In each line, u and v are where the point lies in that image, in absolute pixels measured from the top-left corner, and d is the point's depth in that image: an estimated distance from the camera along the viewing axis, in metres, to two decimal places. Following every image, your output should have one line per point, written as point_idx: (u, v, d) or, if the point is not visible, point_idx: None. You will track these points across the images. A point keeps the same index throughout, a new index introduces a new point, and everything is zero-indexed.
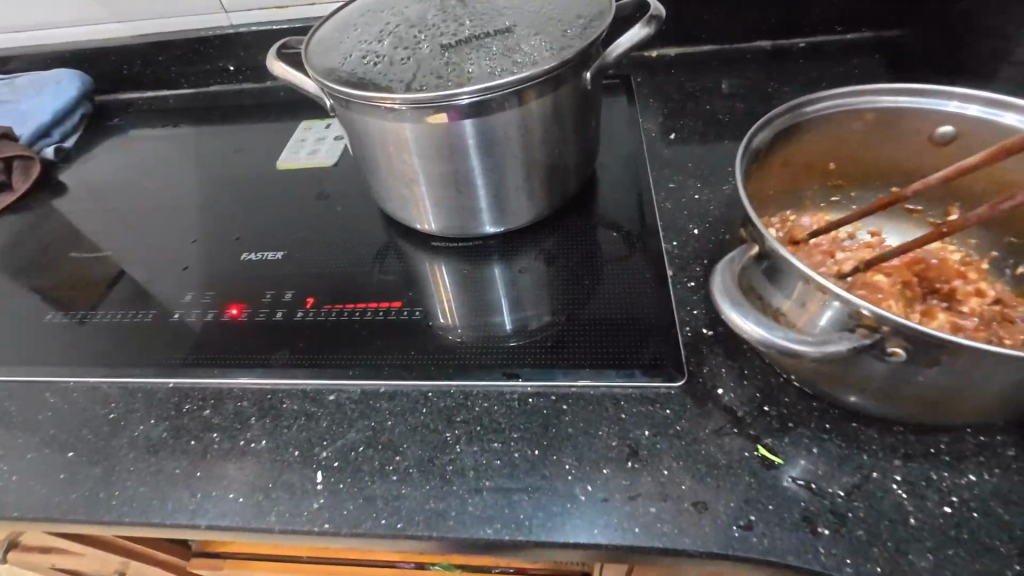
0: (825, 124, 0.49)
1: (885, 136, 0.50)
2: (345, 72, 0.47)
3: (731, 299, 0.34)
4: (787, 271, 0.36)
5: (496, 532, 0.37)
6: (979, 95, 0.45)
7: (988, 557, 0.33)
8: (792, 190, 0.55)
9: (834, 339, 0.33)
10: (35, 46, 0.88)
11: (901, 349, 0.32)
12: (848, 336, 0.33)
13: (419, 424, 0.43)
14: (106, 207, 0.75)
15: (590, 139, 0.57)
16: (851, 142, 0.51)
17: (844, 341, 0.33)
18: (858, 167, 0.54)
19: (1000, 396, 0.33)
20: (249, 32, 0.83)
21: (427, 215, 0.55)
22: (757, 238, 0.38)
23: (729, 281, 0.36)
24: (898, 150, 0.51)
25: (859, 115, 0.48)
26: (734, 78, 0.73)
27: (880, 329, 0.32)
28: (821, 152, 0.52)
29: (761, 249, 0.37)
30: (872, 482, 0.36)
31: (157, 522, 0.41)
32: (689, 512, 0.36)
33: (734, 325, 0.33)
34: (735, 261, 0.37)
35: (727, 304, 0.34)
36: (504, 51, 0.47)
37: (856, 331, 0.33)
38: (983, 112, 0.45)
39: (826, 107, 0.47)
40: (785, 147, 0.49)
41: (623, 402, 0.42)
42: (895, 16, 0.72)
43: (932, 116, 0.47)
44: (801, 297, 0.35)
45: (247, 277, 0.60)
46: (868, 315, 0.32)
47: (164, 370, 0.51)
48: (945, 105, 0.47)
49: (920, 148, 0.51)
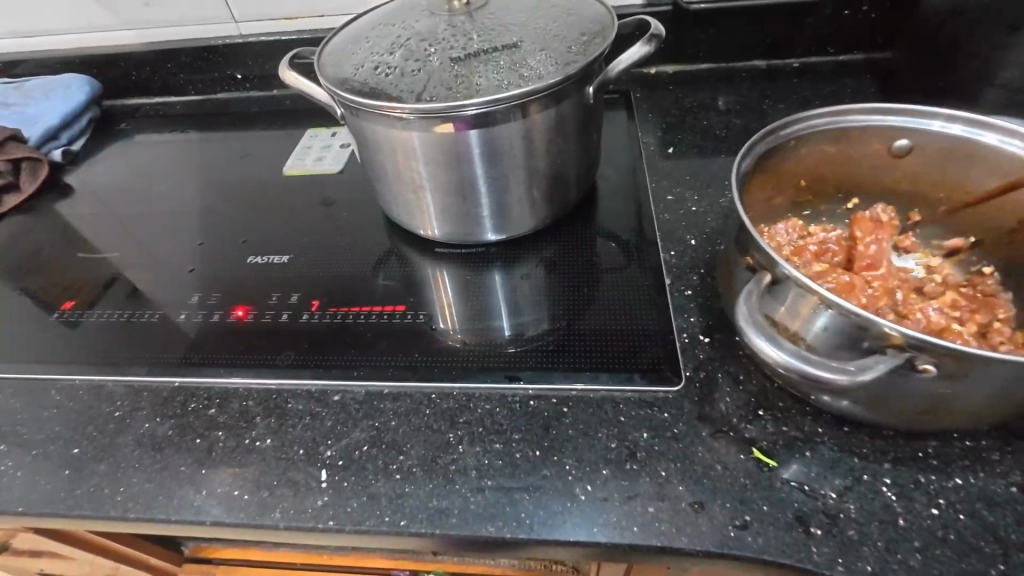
0: (812, 142, 0.50)
1: (860, 151, 0.52)
2: (358, 83, 0.49)
3: (763, 334, 0.35)
4: (804, 295, 0.36)
5: (497, 530, 0.38)
6: (960, 116, 0.48)
7: (974, 557, 0.34)
8: (776, 203, 0.56)
9: (870, 364, 0.34)
10: (44, 50, 0.89)
11: (931, 365, 0.33)
12: (881, 358, 0.34)
13: (423, 424, 0.44)
14: (112, 208, 0.76)
15: (592, 151, 0.58)
16: (831, 158, 0.53)
17: (880, 364, 0.34)
18: (833, 180, 0.56)
19: (981, 400, 0.34)
20: (257, 41, 0.85)
21: (432, 221, 0.57)
22: (769, 263, 0.38)
23: (758, 316, 0.36)
24: (872, 163, 0.53)
25: (844, 134, 0.50)
26: (730, 95, 0.75)
27: (909, 348, 0.33)
28: (803, 168, 0.53)
29: (774, 275, 0.38)
30: (863, 484, 0.38)
31: (162, 518, 0.41)
32: (686, 512, 0.37)
33: (770, 360, 0.34)
34: (755, 291, 0.38)
35: (759, 339, 0.35)
36: (512, 65, 0.49)
37: (886, 351, 0.34)
38: (965, 131, 0.48)
39: (810, 128, 0.49)
40: (772, 164, 0.50)
41: (622, 405, 0.44)
42: (884, 39, 0.75)
43: (909, 134, 0.50)
44: (822, 319, 0.36)
45: (252, 280, 0.61)
46: (896, 335, 0.33)
47: (170, 369, 0.51)
48: (928, 125, 0.49)
49: (891, 160, 0.53)
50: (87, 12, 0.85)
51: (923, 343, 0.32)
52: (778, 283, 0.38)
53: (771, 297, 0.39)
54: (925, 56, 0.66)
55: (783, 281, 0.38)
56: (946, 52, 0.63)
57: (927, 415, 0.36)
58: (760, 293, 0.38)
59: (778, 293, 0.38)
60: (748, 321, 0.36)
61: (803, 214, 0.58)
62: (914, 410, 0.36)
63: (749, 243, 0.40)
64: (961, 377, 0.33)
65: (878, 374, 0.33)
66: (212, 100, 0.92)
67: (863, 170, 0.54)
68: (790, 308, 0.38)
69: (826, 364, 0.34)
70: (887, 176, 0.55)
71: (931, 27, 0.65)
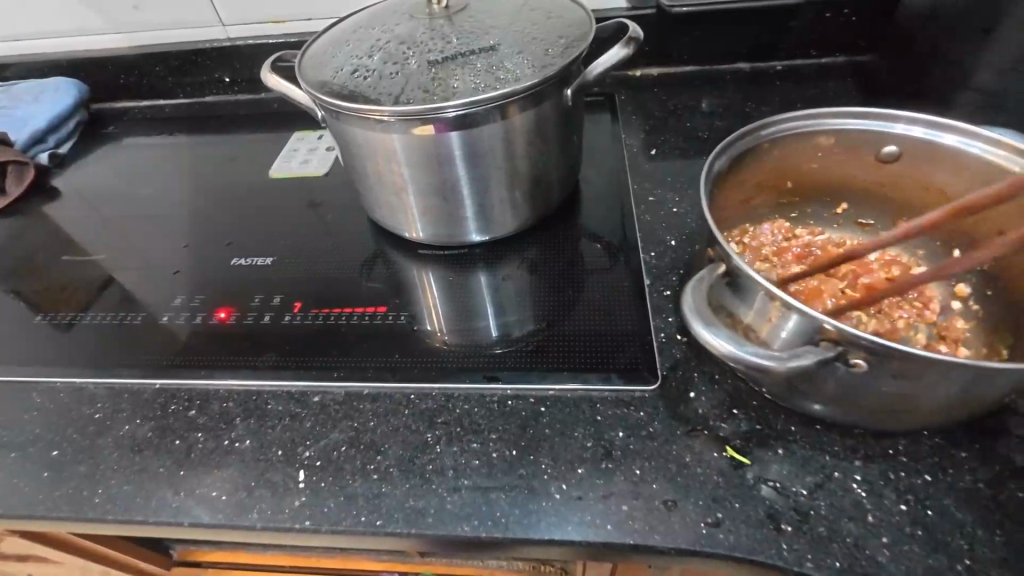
0: (787, 144, 0.51)
1: (840, 156, 0.53)
2: (337, 85, 0.49)
3: (703, 320, 0.36)
4: (756, 292, 0.37)
5: (473, 529, 0.38)
6: (922, 118, 0.48)
7: (941, 552, 0.34)
8: (759, 206, 0.57)
9: (801, 355, 0.35)
10: (31, 54, 0.89)
11: (863, 360, 0.34)
12: (814, 350, 0.35)
13: (401, 424, 0.44)
14: (98, 212, 0.76)
15: (573, 153, 0.59)
16: (810, 162, 0.54)
17: (811, 355, 0.34)
18: (817, 183, 0.57)
19: (942, 400, 0.35)
20: (245, 44, 0.85)
21: (415, 223, 0.57)
22: (725, 256, 0.39)
23: (704, 306, 0.37)
24: (851, 167, 0.54)
25: (817, 136, 0.51)
26: (713, 97, 0.76)
27: (842, 342, 0.34)
28: (783, 172, 0.54)
29: (728, 269, 0.39)
30: (834, 481, 0.38)
31: (140, 519, 0.42)
32: (659, 510, 0.38)
33: (707, 344, 0.35)
34: (706, 281, 0.39)
35: (699, 325, 0.36)
36: (488, 68, 0.49)
37: (820, 344, 0.35)
38: (927, 133, 0.48)
39: (780, 131, 0.49)
40: (748, 168, 0.51)
41: (600, 405, 0.44)
42: (866, 42, 0.76)
43: (880, 137, 0.50)
44: (769, 313, 0.37)
45: (237, 282, 0.62)
46: (831, 330, 0.34)
47: (151, 371, 0.51)
48: (893, 127, 0.49)
49: (873, 164, 0.53)
50: (75, 15, 0.85)
51: (853, 337, 0.33)
52: (730, 277, 0.39)
53: (726, 290, 0.39)
54: (904, 59, 0.67)
55: (734, 274, 0.38)
56: (925, 55, 0.63)
57: (895, 413, 0.37)
58: (711, 284, 0.39)
59: (732, 285, 0.39)
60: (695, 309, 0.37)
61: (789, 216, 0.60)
62: (879, 408, 0.37)
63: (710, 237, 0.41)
64: (921, 376, 0.34)
65: (808, 364, 0.34)
66: (200, 103, 0.93)
67: (846, 173, 0.55)
68: (758, 312, 0.37)
69: (760, 351, 0.34)
70: (871, 180, 0.55)
71: (911, 30, 0.65)
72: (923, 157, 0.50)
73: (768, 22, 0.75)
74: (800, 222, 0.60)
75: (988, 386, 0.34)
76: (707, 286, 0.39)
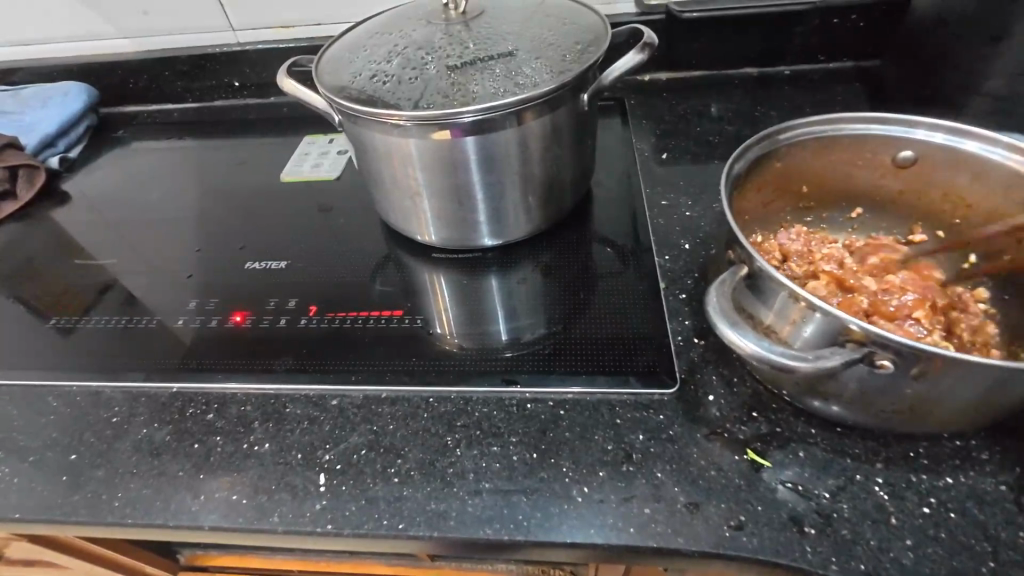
0: (805, 148, 0.51)
1: (860, 160, 0.54)
2: (355, 90, 0.50)
3: (729, 320, 0.36)
4: (779, 292, 0.37)
5: (495, 533, 0.38)
6: (943, 124, 0.48)
7: (964, 555, 0.34)
8: (777, 209, 0.57)
9: (826, 355, 0.35)
10: (41, 59, 0.89)
11: (889, 362, 0.34)
12: (840, 351, 0.35)
13: (421, 428, 0.44)
14: (109, 215, 0.76)
15: (586, 157, 0.59)
16: (828, 166, 0.54)
17: (836, 356, 0.35)
18: (835, 187, 0.57)
19: (963, 403, 0.35)
20: (255, 49, 0.85)
21: (430, 227, 0.57)
22: (747, 257, 0.39)
23: (727, 306, 0.37)
24: (867, 171, 0.55)
25: (835, 140, 0.51)
26: (723, 102, 0.76)
27: (869, 343, 0.34)
28: (802, 175, 0.54)
29: (750, 269, 0.39)
30: (855, 484, 0.38)
31: (160, 523, 0.41)
32: (682, 512, 0.38)
33: (733, 344, 0.35)
34: (729, 281, 0.39)
35: (725, 324, 0.36)
36: (507, 73, 0.50)
37: (846, 345, 0.35)
38: (947, 139, 0.49)
39: (799, 135, 0.50)
40: (767, 171, 0.51)
41: (619, 408, 0.44)
42: (873, 47, 0.76)
43: (898, 142, 0.51)
44: (791, 314, 0.37)
45: (251, 286, 0.62)
46: (857, 331, 0.34)
47: (167, 375, 0.51)
48: (912, 133, 0.50)
49: (892, 169, 0.54)
50: (85, 20, 0.85)
51: (879, 338, 0.33)
52: (752, 277, 0.39)
53: (748, 291, 0.40)
54: (912, 65, 0.67)
55: (757, 275, 0.39)
56: (933, 60, 0.64)
57: (916, 416, 0.37)
58: (734, 283, 0.39)
59: (755, 286, 0.39)
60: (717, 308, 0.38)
61: (804, 219, 0.60)
62: (899, 411, 0.37)
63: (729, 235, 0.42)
64: (947, 381, 0.34)
65: (834, 365, 0.34)
66: (209, 108, 0.93)
67: (864, 179, 0.56)
68: (778, 313, 0.38)
69: (785, 352, 0.35)
70: (890, 186, 0.56)
71: (919, 36, 0.66)
72: (940, 163, 0.51)
73: (776, 27, 0.76)
74: (816, 226, 0.60)
75: (1009, 389, 0.34)
76: (730, 286, 0.39)
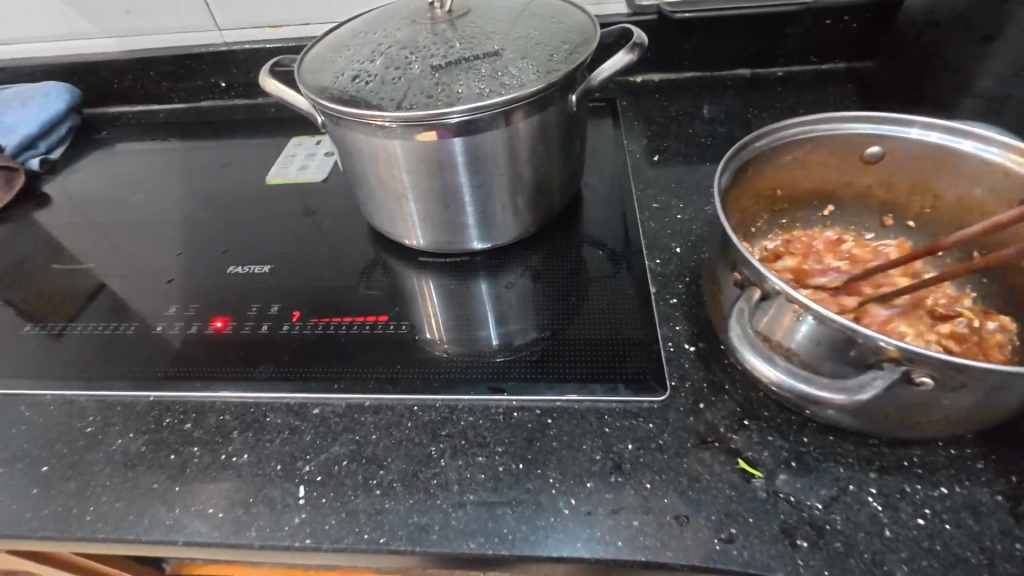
0: (789, 151, 0.50)
1: (844, 160, 0.53)
2: (337, 91, 0.49)
3: (759, 352, 0.36)
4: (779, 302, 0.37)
5: (479, 547, 0.37)
6: (939, 124, 0.47)
7: (960, 567, 0.34)
8: (754, 212, 0.56)
9: (868, 380, 0.34)
10: (22, 59, 0.88)
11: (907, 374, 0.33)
12: (879, 373, 0.34)
13: (404, 438, 0.43)
14: (91, 218, 0.74)
15: (576, 159, 0.58)
16: (802, 169, 0.54)
17: (878, 380, 0.33)
18: (813, 188, 0.56)
19: (958, 409, 0.35)
20: (241, 49, 0.84)
21: (416, 230, 0.56)
22: (759, 278, 0.37)
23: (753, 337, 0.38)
24: (847, 172, 0.54)
25: (823, 141, 0.50)
26: (715, 103, 0.76)
27: (903, 360, 0.32)
28: (781, 178, 0.53)
29: (764, 290, 0.37)
30: (849, 494, 0.37)
31: (133, 539, 0.40)
32: (671, 524, 0.37)
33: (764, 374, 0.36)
34: (746, 310, 0.38)
35: (755, 356, 0.36)
36: (492, 74, 0.48)
37: (883, 364, 0.34)
38: (943, 138, 0.48)
39: (785, 137, 0.49)
40: (749, 174, 0.50)
41: (607, 416, 0.43)
42: (864, 48, 0.76)
43: (890, 141, 0.50)
44: (788, 320, 0.37)
45: (234, 290, 0.60)
46: (892, 349, 0.33)
47: (145, 384, 0.50)
48: (907, 133, 0.49)
49: (861, 167, 0.54)
50: (67, 19, 0.84)
51: (916, 356, 0.32)
52: (770, 299, 0.38)
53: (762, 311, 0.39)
54: (904, 65, 0.67)
55: (774, 297, 0.37)
56: (925, 62, 0.63)
57: (909, 423, 0.36)
58: (752, 309, 0.38)
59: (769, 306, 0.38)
60: (743, 344, 0.37)
61: (778, 221, 0.59)
62: (888, 416, 0.36)
63: (731, 250, 0.40)
64: (940, 388, 0.33)
65: (879, 390, 0.33)
66: (195, 108, 0.91)
67: (835, 177, 0.55)
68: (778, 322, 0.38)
69: (819, 383, 0.35)
70: (861, 183, 0.55)
71: (912, 36, 0.65)
72: (931, 161, 0.50)
73: (767, 29, 0.75)
74: (791, 227, 0.59)
75: (1003, 397, 0.33)
76: (749, 314, 0.38)
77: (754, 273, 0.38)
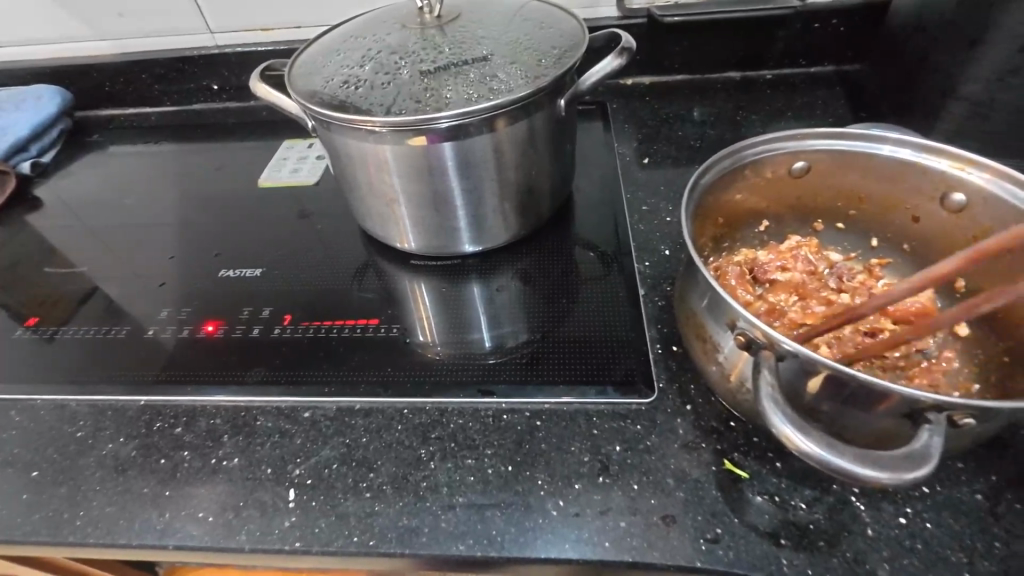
0: (771, 164, 0.51)
1: (826, 175, 0.53)
2: (326, 96, 0.49)
3: (799, 424, 0.31)
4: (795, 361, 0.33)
5: (467, 548, 0.37)
6: (911, 141, 0.48)
7: (940, 566, 0.34)
8: (735, 224, 0.55)
9: (920, 437, 0.30)
10: (13, 62, 0.87)
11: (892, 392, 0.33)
12: (928, 428, 0.30)
13: (395, 441, 0.43)
14: (82, 222, 0.74)
15: (566, 162, 0.59)
16: (747, 191, 0.52)
17: (931, 435, 0.30)
18: (798, 202, 0.56)
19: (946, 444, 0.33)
20: (233, 52, 0.84)
21: (407, 233, 0.56)
22: (772, 342, 0.33)
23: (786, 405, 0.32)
24: (829, 186, 0.54)
25: (801, 155, 0.51)
26: (704, 106, 0.76)
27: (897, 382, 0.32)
28: (762, 191, 0.53)
29: (777, 353, 0.33)
30: (833, 494, 0.38)
31: (124, 543, 0.40)
32: (658, 525, 0.37)
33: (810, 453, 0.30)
34: (768, 378, 0.33)
35: (801, 436, 0.30)
36: (481, 79, 0.49)
37: (927, 417, 0.31)
38: (912, 155, 0.48)
39: (762, 150, 0.49)
40: (731, 186, 0.50)
41: (596, 418, 0.43)
42: (853, 50, 0.76)
43: (869, 158, 0.50)
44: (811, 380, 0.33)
45: (225, 293, 0.60)
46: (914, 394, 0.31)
47: (136, 388, 0.50)
48: (880, 148, 0.49)
49: (790, 183, 0.53)
50: (59, 22, 0.83)
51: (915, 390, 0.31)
52: (784, 360, 0.33)
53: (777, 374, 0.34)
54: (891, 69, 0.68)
55: (790, 357, 0.33)
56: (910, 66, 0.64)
57: None
58: (771, 374, 0.33)
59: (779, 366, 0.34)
60: (777, 412, 0.31)
61: (722, 246, 0.56)
62: (869, 446, 0.34)
63: (725, 308, 0.36)
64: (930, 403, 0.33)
65: (939, 447, 0.30)
66: (187, 111, 0.91)
67: (820, 191, 0.55)
68: (790, 383, 0.34)
69: (877, 460, 0.29)
70: (845, 196, 0.55)
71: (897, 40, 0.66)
72: (914, 180, 0.50)
73: (756, 32, 0.76)
74: (735, 249, 0.57)
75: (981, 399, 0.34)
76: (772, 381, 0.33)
77: (761, 335, 0.34)
